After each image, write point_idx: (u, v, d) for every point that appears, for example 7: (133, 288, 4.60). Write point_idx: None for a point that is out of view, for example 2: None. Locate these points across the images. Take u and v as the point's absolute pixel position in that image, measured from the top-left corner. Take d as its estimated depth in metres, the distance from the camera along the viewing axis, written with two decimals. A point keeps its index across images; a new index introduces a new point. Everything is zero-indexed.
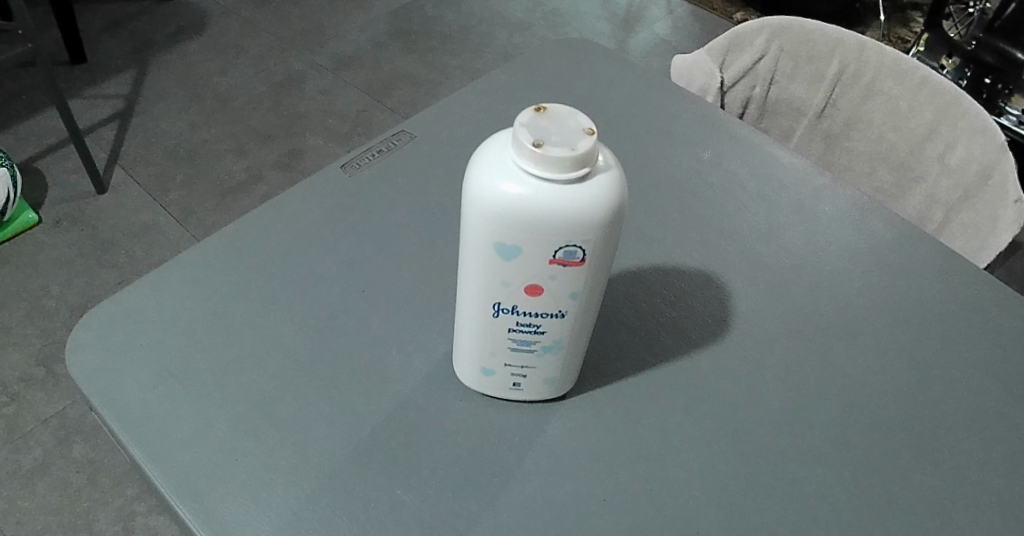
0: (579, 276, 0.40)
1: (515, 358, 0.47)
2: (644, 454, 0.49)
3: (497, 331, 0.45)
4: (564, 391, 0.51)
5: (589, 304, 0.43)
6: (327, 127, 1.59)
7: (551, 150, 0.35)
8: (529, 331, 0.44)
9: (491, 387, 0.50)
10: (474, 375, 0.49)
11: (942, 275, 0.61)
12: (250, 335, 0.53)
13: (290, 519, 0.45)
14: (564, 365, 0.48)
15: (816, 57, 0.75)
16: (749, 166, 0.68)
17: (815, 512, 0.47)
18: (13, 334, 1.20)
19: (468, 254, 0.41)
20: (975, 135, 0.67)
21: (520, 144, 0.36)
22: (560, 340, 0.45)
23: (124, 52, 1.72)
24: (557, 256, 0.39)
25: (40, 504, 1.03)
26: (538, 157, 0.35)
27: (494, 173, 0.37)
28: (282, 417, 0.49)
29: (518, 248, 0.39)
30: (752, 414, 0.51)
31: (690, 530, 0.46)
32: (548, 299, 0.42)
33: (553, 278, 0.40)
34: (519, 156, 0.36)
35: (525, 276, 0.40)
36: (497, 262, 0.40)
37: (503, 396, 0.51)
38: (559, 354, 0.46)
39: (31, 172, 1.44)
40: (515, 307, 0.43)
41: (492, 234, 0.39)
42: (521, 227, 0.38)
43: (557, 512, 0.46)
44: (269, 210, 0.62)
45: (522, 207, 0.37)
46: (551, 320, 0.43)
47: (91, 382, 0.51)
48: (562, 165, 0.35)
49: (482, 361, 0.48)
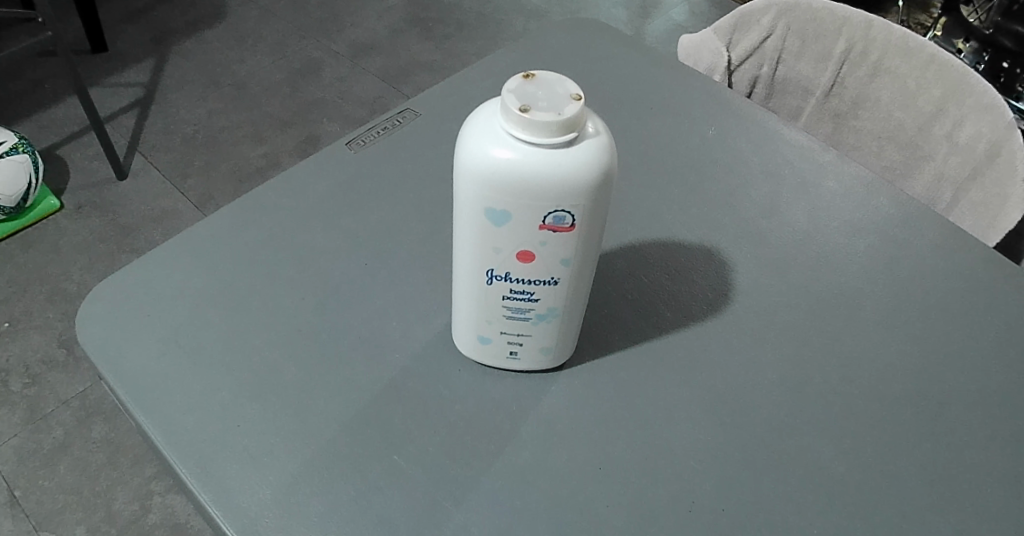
0: (571, 243, 0.41)
1: (511, 326, 0.47)
2: (640, 424, 0.49)
3: (492, 298, 0.45)
4: (566, 360, 0.52)
5: (585, 272, 0.44)
6: (343, 113, 1.61)
7: (537, 115, 0.35)
8: (523, 299, 0.45)
9: (488, 355, 0.50)
10: (472, 344, 0.50)
11: (947, 252, 0.60)
12: (254, 306, 0.54)
13: (290, 483, 0.46)
14: (563, 335, 0.48)
15: (823, 35, 0.75)
16: (755, 143, 0.68)
17: (812, 485, 0.47)
18: (35, 317, 1.23)
19: (460, 225, 0.42)
20: (983, 112, 0.66)
21: (508, 110, 0.36)
22: (554, 307, 0.46)
23: (143, 40, 1.74)
24: (546, 222, 0.40)
25: (61, 482, 1.05)
26: (525, 122, 0.36)
27: (484, 139, 0.37)
28: (284, 383, 0.50)
29: (509, 213, 0.39)
30: (749, 387, 0.51)
31: (686, 499, 0.46)
32: (541, 265, 0.43)
33: (545, 244, 0.41)
34: (508, 121, 0.36)
35: (517, 242, 0.41)
36: (491, 229, 0.41)
37: (501, 365, 0.51)
38: (555, 322, 0.47)
39: (53, 159, 1.46)
40: (510, 274, 0.44)
41: (483, 200, 0.39)
42: (514, 194, 0.38)
43: (551, 479, 0.47)
44: (276, 187, 0.63)
45: (512, 175, 0.37)
46: (544, 287, 0.44)
47: (101, 351, 0.52)
48: (548, 129, 0.36)
49: (479, 329, 0.48)
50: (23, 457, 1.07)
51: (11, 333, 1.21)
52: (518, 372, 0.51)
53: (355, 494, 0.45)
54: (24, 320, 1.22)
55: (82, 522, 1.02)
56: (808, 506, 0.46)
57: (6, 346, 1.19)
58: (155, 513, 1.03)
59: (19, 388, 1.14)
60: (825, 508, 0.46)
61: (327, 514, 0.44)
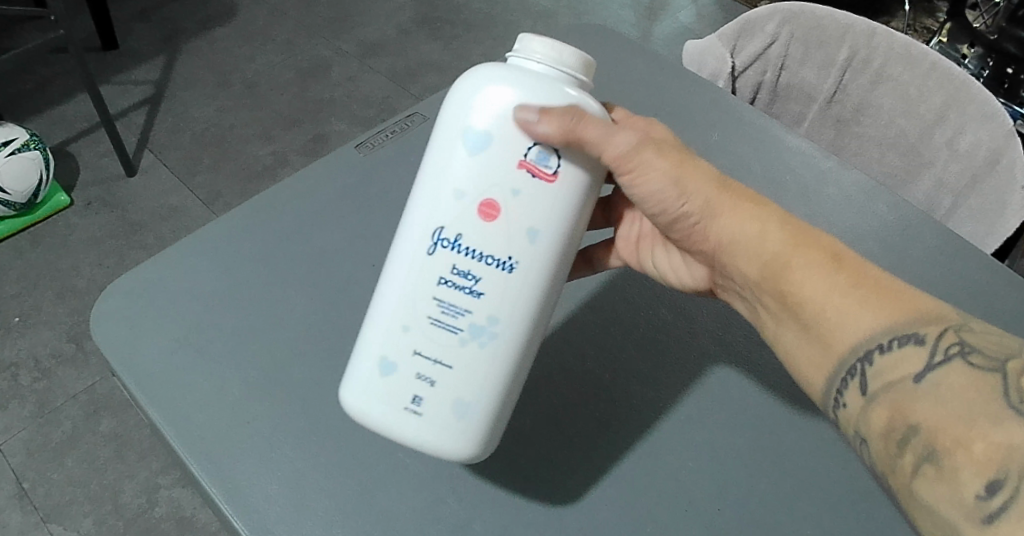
0: (541, 197, 0.43)
1: (432, 334, 0.45)
2: (635, 430, 0.53)
3: (431, 273, 0.44)
4: (478, 454, 0.46)
5: (542, 266, 0.44)
6: (352, 113, 1.62)
7: (553, 44, 0.44)
8: (465, 291, 0.44)
9: (382, 395, 0.45)
10: (370, 373, 0.46)
11: (945, 260, 0.61)
12: (263, 304, 0.56)
13: (299, 478, 0.48)
14: (491, 390, 0.45)
15: (827, 42, 0.75)
16: (758, 150, 0.69)
17: (790, 490, 0.51)
18: (44, 312, 1.25)
19: (433, 167, 0.45)
20: (984, 120, 0.66)
21: (528, 42, 0.44)
22: (494, 320, 0.44)
23: (153, 38, 1.75)
24: (529, 158, 0.43)
25: (69, 475, 1.07)
26: (542, 48, 0.43)
27: (487, 69, 0.44)
28: (294, 382, 0.52)
29: (492, 141, 0.43)
30: (738, 397, 0.55)
31: (672, 503, 0.50)
32: (500, 232, 0.44)
33: (515, 194, 0.43)
34: (523, 52, 0.44)
35: (489, 185, 0.43)
36: (465, 163, 0.44)
37: (390, 424, 0.45)
38: (484, 352, 0.44)
39: (63, 156, 1.48)
40: (461, 241, 0.44)
41: (476, 123, 0.43)
42: (502, 112, 0.43)
43: (549, 482, 0.50)
44: (287, 187, 0.64)
45: (504, 89, 0.43)
46: (496, 272, 0.44)
47: (114, 348, 0.53)
48: (559, 58, 0.44)
49: (392, 334, 0.45)
50: (32, 450, 1.09)
51: (19, 328, 1.22)
52: (414, 441, 0.45)
53: (363, 490, 0.48)
54: (33, 315, 1.24)
55: (90, 516, 1.04)
56: (784, 512, 0.50)
57: (15, 341, 1.20)
58: (161, 506, 1.05)
59: (28, 383, 1.16)
60: (799, 514, 0.50)
61: (334, 511, 0.47)
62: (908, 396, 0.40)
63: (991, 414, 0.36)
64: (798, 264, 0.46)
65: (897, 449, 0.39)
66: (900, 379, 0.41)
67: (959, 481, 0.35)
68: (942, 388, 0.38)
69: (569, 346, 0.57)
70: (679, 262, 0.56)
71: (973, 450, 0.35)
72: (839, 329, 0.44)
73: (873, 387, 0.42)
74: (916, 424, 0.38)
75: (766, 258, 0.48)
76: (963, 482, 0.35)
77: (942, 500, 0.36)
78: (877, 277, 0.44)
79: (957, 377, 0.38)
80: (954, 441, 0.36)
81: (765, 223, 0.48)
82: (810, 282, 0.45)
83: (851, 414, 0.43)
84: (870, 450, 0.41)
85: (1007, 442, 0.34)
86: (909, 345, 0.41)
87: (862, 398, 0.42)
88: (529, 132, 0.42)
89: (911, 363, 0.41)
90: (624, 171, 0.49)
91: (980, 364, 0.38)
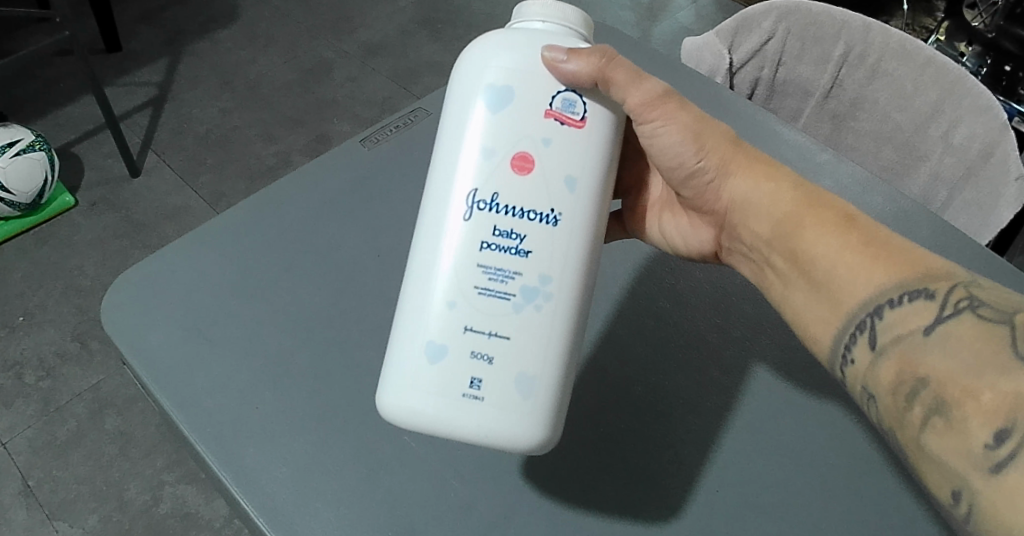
0: (572, 144, 0.45)
1: (484, 305, 0.44)
2: (629, 416, 0.55)
3: (473, 238, 0.44)
4: (544, 435, 0.44)
5: (584, 214, 0.45)
6: (354, 113, 1.63)
7: (552, 4, 0.46)
8: (511, 252, 0.44)
9: (438, 383, 0.44)
10: (418, 363, 0.44)
11: (939, 252, 0.63)
12: (269, 295, 0.58)
13: (306, 461, 0.50)
14: (551, 356, 0.44)
15: (823, 38, 0.76)
16: (755, 144, 0.70)
17: (782, 474, 0.53)
18: (49, 311, 1.26)
19: (456, 131, 0.45)
20: (978, 114, 0.67)
21: (526, 6, 0.47)
22: (547, 279, 0.44)
23: (157, 40, 1.76)
24: (555, 107, 0.45)
25: (74, 473, 1.08)
26: (543, 8, 0.46)
27: (493, 35, 0.46)
28: (300, 371, 0.54)
29: (513, 94, 0.44)
30: (730, 384, 0.57)
31: (665, 487, 0.52)
32: (539, 184, 0.44)
33: (547, 143, 0.44)
34: (523, 16, 0.46)
35: (519, 139, 0.44)
36: (491, 120, 0.44)
37: (448, 414, 0.44)
38: (541, 315, 0.44)
39: (68, 157, 1.50)
40: (498, 200, 0.44)
41: (490, 80, 0.45)
42: (521, 64, 0.44)
43: (547, 465, 0.52)
44: (292, 180, 0.65)
45: (518, 43, 0.45)
46: (541, 227, 0.44)
47: (124, 337, 0.55)
48: (560, 15, 0.46)
49: (443, 313, 0.44)
50: (37, 448, 1.10)
51: (25, 328, 1.23)
52: (476, 428, 0.44)
53: (368, 473, 0.50)
54: (38, 314, 1.25)
55: (95, 513, 1.05)
56: (774, 494, 0.52)
57: (21, 340, 1.22)
58: (165, 504, 1.06)
59: (33, 382, 1.17)
60: (790, 495, 0.52)
61: (341, 491, 0.49)
62: (916, 348, 0.40)
63: (1000, 365, 0.36)
64: (810, 223, 0.46)
65: (905, 403, 0.39)
66: (910, 331, 0.41)
67: (968, 432, 0.35)
68: (952, 339, 0.38)
69: None
70: (687, 226, 0.58)
71: (981, 400, 0.35)
72: (846, 286, 0.44)
73: (881, 341, 0.42)
74: (926, 377, 0.38)
75: (778, 217, 0.48)
76: (971, 432, 0.35)
77: (952, 452, 0.36)
78: (885, 238, 0.44)
79: (965, 329, 0.38)
80: (962, 392, 0.36)
81: (778, 185, 0.49)
82: (824, 240, 0.45)
83: (860, 369, 0.43)
84: (878, 405, 0.41)
85: (1015, 392, 0.34)
86: (920, 299, 0.41)
87: (870, 354, 0.42)
88: (558, 71, 0.44)
89: (922, 315, 0.40)
90: (646, 120, 0.49)
91: (989, 317, 0.38)
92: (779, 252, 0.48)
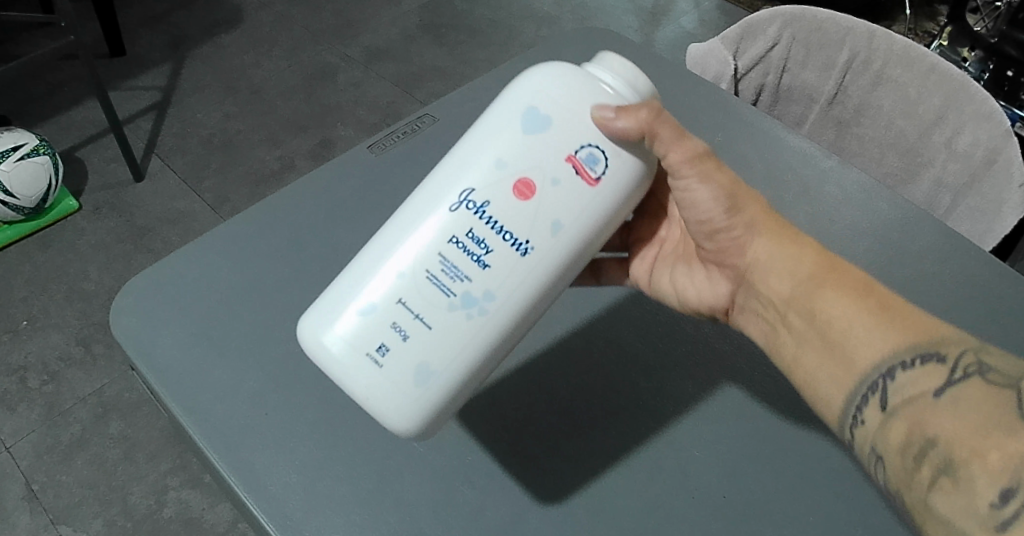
0: (576, 192, 0.44)
1: (424, 289, 0.44)
2: (637, 423, 0.55)
3: (446, 227, 0.45)
4: (413, 430, 0.45)
5: (555, 258, 0.44)
6: (358, 118, 1.64)
7: (634, 71, 0.46)
8: (473, 258, 0.44)
9: (355, 331, 0.45)
10: (353, 305, 0.45)
11: (944, 257, 0.63)
12: (278, 301, 0.58)
13: (317, 467, 0.50)
14: (460, 362, 0.44)
15: (827, 45, 0.77)
16: (760, 150, 0.70)
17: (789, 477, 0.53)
18: (54, 315, 1.26)
19: (485, 125, 0.45)
20: (981, 121, 0.68)
21: (610, 59, 0.46)
22: (488, 297, 0.44)
23: (160, 44, 1.77)
24: (578, 155, 0.44)
25: (78, 477, 1.08)
26: (626, 70, 0.46)
27: (561, 64, 0.46)
28: (309, 376, 0.54)
29: (547, 126, 0.44)
30: (737, 390, 0.57)
31: (673, 494, 0.52)
32: (525, 212, 0.44)
33: (553, 182, 0.44)
34: (601, 65, 0.46)
35: (531, 165, 0.44)
36: (518, 136, 0.44)
37: (349, 368, 0.45)
38: (466, 324, 0.44)
39: (72, 161, 1.50)
40: (486, 208, 0.44)
41: (535, 100, 0.44)
42: (573, 102, 0.44)
43: (555, 473, 0.53)
44: (301, 186, 0.66)
45: (578, 86, 0.45)
46: (508, 249, 0.44)
47: (134, 342, 0.55)
48: (635, 84, 0.46)
49: (389, 276, 0.45)
50: (41, 452, 1.10)
51: (29, 331, 1.24)
52: (360, 388, 0.44)
53: (378, 479, 0.50)
54: (42, 318, 1.26)
55: (99, 517, 1.05)
56: (781, 499, 0.52)
57: (25, 344, 1.22)
58: (170, 508, 1.06)
59: (37, 386, 1.17)
60: (798, 499, 0.52)
61: (350, 497, 0.49)
62: (926, 410, 0.40)
63: (1007, 426, 0.36)
64: (831, 286, 0.46)
65: (914, 463, 0.39)
66: (920, 393, 0.41)
67: (974, 491, 0.35)
68: (961, 401, 0.39)
69: (576, 344, 0.60)
70: (704, 281, 0.56)
71: (988, 459, 0.36)
72: (859, 345, 0.45)
73: (892, 403, 0.42)
74: (935, 436, 0.38)
75: (802, 275, 0.48)
76: (978, 490, 0.35)
77: (957, 512, 0.36)
78: (906, 311, 0.45)
79: (973, 391, 0.39)
80: (970, 452, 0.36)
81: (802, 250, 0.49)
82: (841, 305, 0.46)
83: (869, 431, 0.43)
84: (886, 467, 0.41)
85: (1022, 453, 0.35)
86: (931, 362, 0.42)
87: (881, 414, 0.43)
88: (604, 128, 0.44)
89: (932, 378, 0.41)
90: (679, 176, 0.49)
91: (998, 381, 0.39)
92: (797, 313, 0.48)
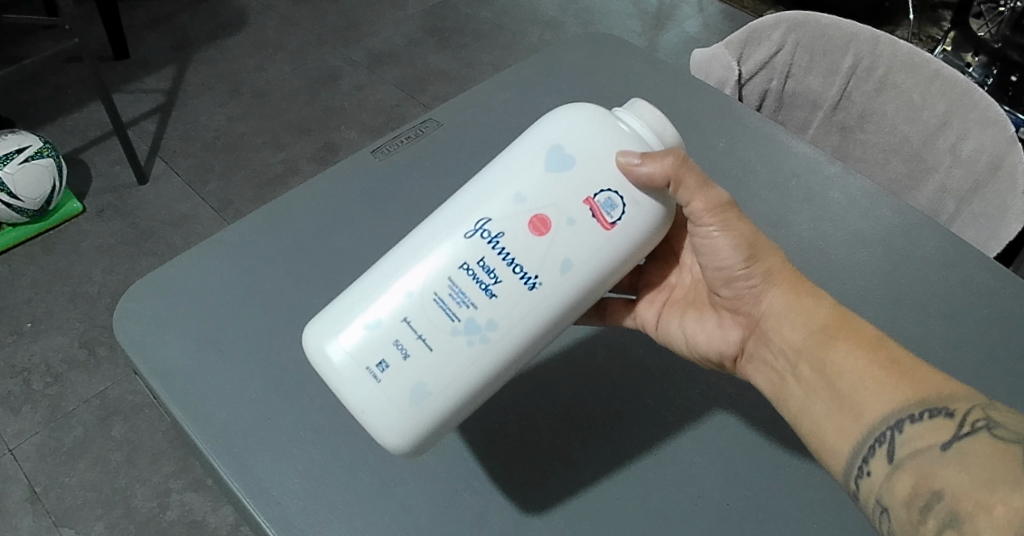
0: (591, 236, 0.44)
1: (430, 312, 0.44)
2: (638, 429, 0.56)
3: (458, 253, 0.45)
4: (405, 452, 0.45)
5: (562, 298, 0.45)
6: (361, 121, 1.64)
7: (662, 121, 0.47)
8: (481, 286, 0.44)
9: (359, 347, 0.45)
10: (358, 321, 0.45)
11: (948, 263, 0.63)
12: (280, 306, 0.58)
13: (318, 473, 0.50)
14: (456, 388, 0.44)
15: (831, 51, 0.77)
16: (763, 156, 0.70)
17: (791, 485, 0.53)
18: (57, 317, 1.27)
19: (509, 158, 0.46)
20: (985, 126, 0.68)
21: (641, 106, 0.47)
22: (491, 326, 0.44)
23: (165, 47, 1.78)
24: (597, 198, 0.45)
25: (80, 480, 1.09)
26: (655, 119, 0.47)
27: (591, 106, 0.46)
28: (310, 380, 0.54)
29: (570, 165, 0.45)
30: (738, 397, 0.57)
31: (673, 501, 0.52)
32: (538, 249, 0.44)
33: (569, 222, 0.44)
34: (630, 112, 0.47)
35: (549, 203, 0.44)
36: (541, 173, 0.45)
37: (348, 384, 0.45)
38: (467, 351, 0.44)
39: (76, 163, 1.51)
40: (500, 239, 0.44)
41: (562, 140, 0.45)
42: (598, 145, 0.45)
43: (556, 480, 0.53)
44: (304, 191, 0.66)
45: (607, 130, 0.45)
46: (517, 283, 0.44)
47: (137, 347, 0.55)
48: (661, 133, 0.47)
49: (396, 294, 0.45)
50: (44, 454, 1.11)
51: (32, 334, 1.24)
52: (356, 404, 0.44)
53: (379, 484, 0.50)
54: (46, 320, 1.26)
55: (100, 519, 1.05)
56: (783, 507, 0.52)
57: (28, 346, 1.22)
58: (172, 511, 1.06)
59: (40, 387, 1.18)
60: (799, 507, 0.52)
61: (351, 503, 0.49)
62: (933, 465, 0.41)
63: (1012, 481, 0.37)
64: (843, 339, 0.47)
65: (921, 516, 0.40)
66: (926, 447, 0.42)
67: None
68: (968, 457, 0.40)
69: (578, 350, 0.60)
70: (714, 327, 0.54)
71: (994, 514, 0.37)
72: (871, 396, 0.45)
73: (899, 456, 0.43)
74: (941, 491, 0.40)
75: (816, 324, 0.48)
76: None
77: None
78: (918, 367, 0.45)
79: (981, 447, 0.40)
80: (977, 507, 0.38)
81: (817, 300, 0.49)
82: (850, 358, 0.46)
83: (875, 482, 0.43)
84: (891, 519, 0.42)
85: None
86: (940, 416, 0.42)
87: (887, 466, 0.43)
88: (627, 173, 0.44)
89: (939, 433, 0.42)
90: (700, 225, 0.50)
91: (1005, 436, 0.39)
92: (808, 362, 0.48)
